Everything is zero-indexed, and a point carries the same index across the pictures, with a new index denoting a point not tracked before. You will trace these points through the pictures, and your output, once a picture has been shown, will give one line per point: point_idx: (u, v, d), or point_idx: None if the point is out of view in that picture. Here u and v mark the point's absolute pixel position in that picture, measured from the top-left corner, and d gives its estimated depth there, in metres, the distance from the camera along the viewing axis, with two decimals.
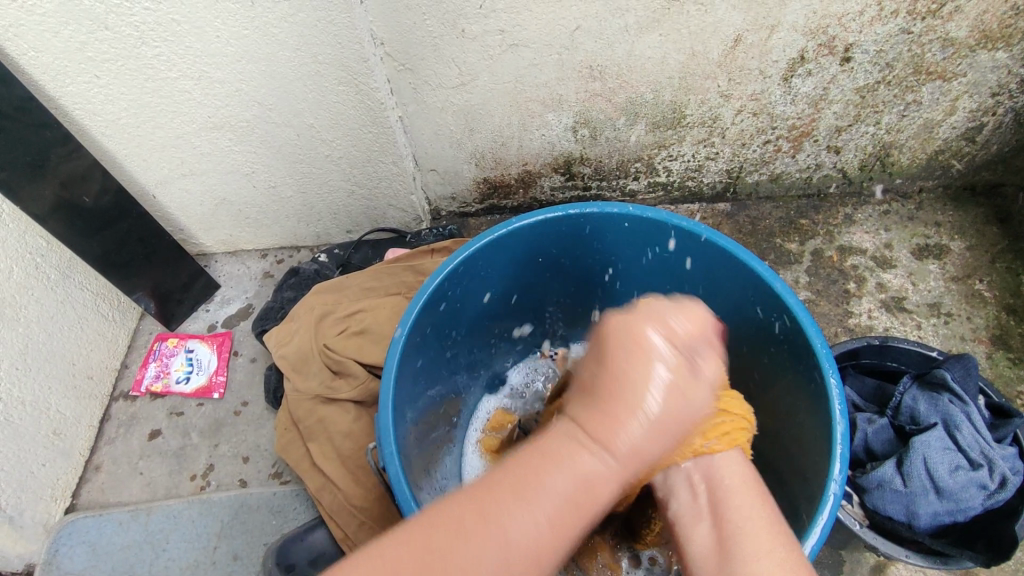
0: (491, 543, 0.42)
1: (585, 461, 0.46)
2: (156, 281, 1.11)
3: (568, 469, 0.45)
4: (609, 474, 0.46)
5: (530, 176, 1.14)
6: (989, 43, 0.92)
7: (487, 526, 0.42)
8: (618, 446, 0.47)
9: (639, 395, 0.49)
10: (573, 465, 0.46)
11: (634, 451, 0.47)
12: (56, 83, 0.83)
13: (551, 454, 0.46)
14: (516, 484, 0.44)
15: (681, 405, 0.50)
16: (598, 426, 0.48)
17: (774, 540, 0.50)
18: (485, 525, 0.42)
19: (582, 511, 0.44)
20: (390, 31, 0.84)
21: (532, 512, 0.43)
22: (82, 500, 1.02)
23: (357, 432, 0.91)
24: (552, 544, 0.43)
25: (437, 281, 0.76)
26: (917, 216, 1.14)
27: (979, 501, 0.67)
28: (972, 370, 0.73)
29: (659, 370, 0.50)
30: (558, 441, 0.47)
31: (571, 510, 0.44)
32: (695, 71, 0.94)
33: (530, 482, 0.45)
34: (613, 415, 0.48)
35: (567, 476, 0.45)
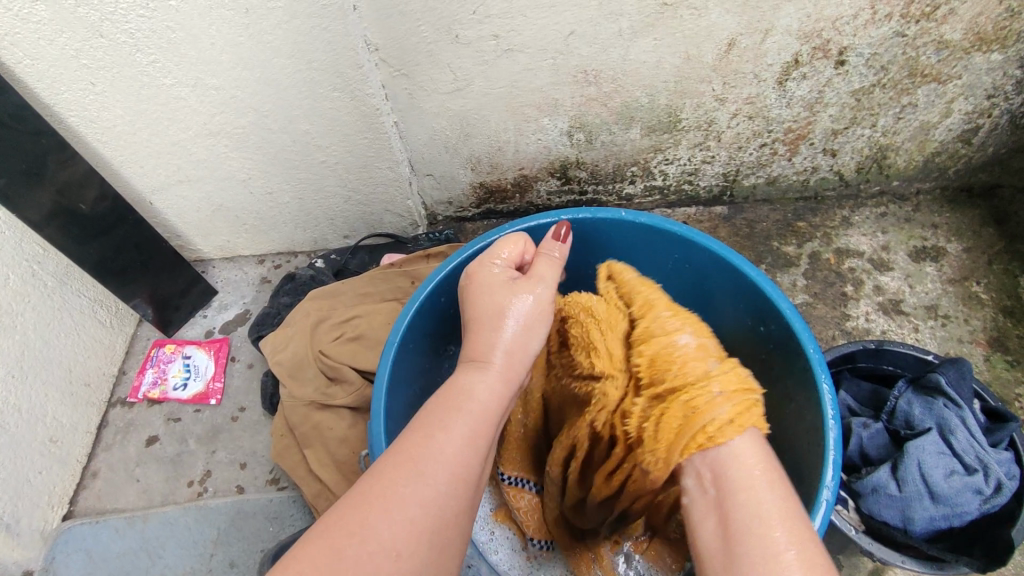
0: (430, 463, 0.46)
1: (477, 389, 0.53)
2: (153, 287, 1.11)
3: (463, 394, 0.53)
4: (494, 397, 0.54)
5: (527, 180, 1.14)
6: (983, 46, 0.92)
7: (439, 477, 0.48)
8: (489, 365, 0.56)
9: (492, 337, 0.58)
10: (469, 393, 0.53)
11: (494, 385, 0.55)
12: (51, 92, 0.84)
13: (453, 390, 0.53)
14: (429, 417, 0.50)
15: (528, 345, 0.59)
16: (477, 352, 0.58)
17: None
18: (423, 449, 0.47)
19: (483, 425, 0.51)
20: (384, 38, 0.85)
21: (447, 429, 0.49)
22: (79, 507, 1.02)
23: (353, 438, 0.91)
24: (466, 466, 0.47)
25: (430, 288, 0.76)
26: (914, 218, 1.14)
27: (974, 506, 0.67)
28: (967, 373, 0.72)
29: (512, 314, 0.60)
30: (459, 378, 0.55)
31: (476, 438, 0.50)
32: (690, 75, 0.94)
33: (446, 417, 0.50)
34: (482, 345, 0.58)
35: (469, 405, 0.52)
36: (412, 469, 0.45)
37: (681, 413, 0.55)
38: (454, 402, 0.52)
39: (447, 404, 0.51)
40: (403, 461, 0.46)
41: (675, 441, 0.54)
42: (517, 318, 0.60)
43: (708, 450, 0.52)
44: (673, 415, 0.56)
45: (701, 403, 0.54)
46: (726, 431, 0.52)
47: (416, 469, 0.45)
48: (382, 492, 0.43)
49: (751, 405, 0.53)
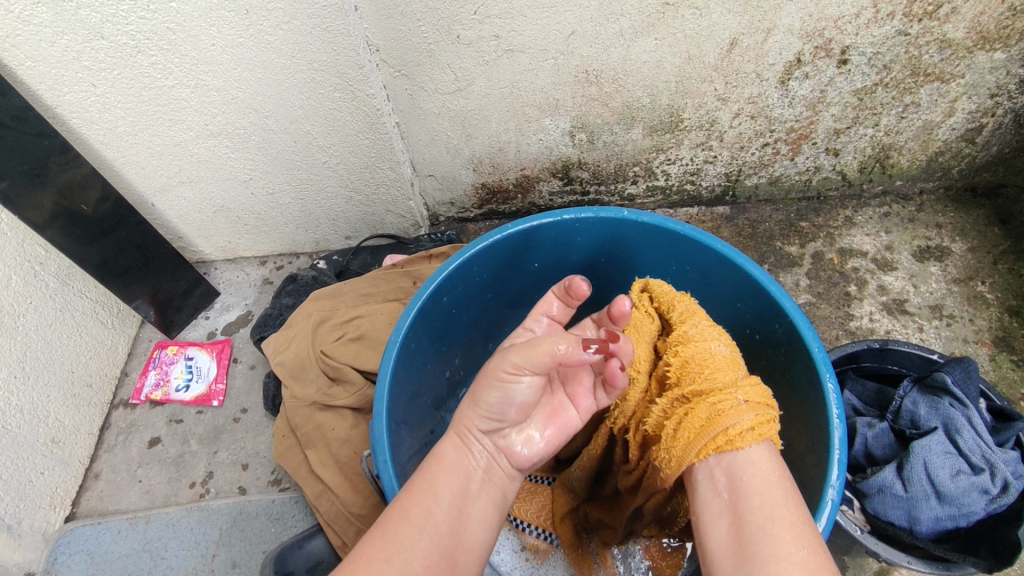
0: (429, 515, 0.58)
1: (460, 455, 0.64)
2: (155, 288, 1.11)
3: (450, 464, 0.63)
4: (473, 459, 0.64)
5: (529, 181, 1.14)
6: (986, 45, 0.92)
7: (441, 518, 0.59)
8: (475, 435, 0.65)
9: (482, 413, 0.65)
10: (454, 460, 0.63)
11: (471, 447, 0.64)
12: (53, 93, 0.84)
13: (446, 456, 0.64)
14: (426, 480, 0.61)
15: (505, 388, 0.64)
16: (467, 423, 0.65)
17: (797, 540, 0.51)
18: (421, 505, 0.58)
19: (467, 489, 0.62)
20: (385, 38, 0.85)
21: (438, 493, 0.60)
22: (80, 508, 1.02)
23: (354, 438, 0.91)
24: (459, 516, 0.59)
25: (432, 288, 0.76)
26: (918, 218, 1.14)
27: (981, 506, 0.66)
28: (973, 373, 0.72)
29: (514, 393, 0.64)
30: (447, 444, 0.65)
31: (466, 494, 0.61)
32: (691, 74, 0.94)
33: (438, 481, 0.61)
34: (473, 418, 0.65)
35: (451, 470, 0.62)
36: (415, 522, 0.57)
37: (706, 415, 0.60)
38: (440, 469, 0.62)
39: (442, 471, 0.62)
40: (405, 518, 0.57)
41: (695, 441, 0.60)
42: (517, 398, 0.64)
43: (726, 451, 0.59)
44: (697, 415, 0.61)
45: (726, 408, 0.60)
46: (746, 437, 0.58)
47: (412, 520, 0.57)
48: (390, 538, 0.56)
49: (771, 418, 0.60)
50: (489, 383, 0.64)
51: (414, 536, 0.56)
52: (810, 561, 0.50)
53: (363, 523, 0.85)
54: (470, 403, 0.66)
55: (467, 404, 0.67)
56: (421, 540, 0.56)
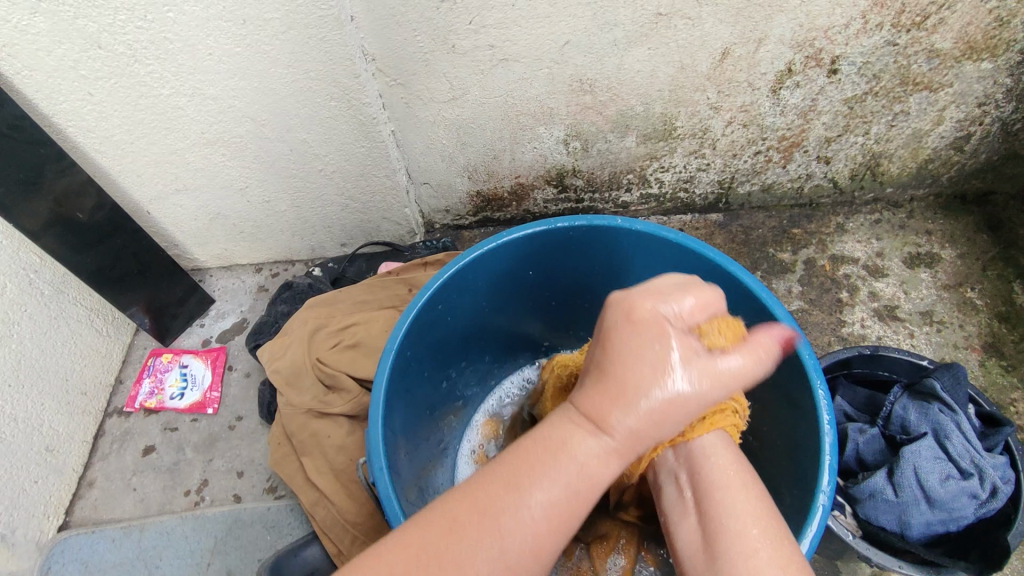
0: (504, 534, 0.46)
1: (584, 446, 0.49)
2: (150, 296, 1.11)
3: (576, 461, 0.48)
4: (608, 454, 0.49)
5: (524, 188, 1.14)
6: (974, 55, 0.93)
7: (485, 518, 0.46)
8: (617, 427, 0.50)
9: (627, 406, 0.50)
10: (576, 450, 0.49)
11: (633, 434, 0.50)
12: (49, 102, 0.84)
13: (556, 443, 0.49)
14: (510, 478, 0.48)
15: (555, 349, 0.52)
16: (597, 408, 0.51)
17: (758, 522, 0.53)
18: (488, 521, 0.46)
19: (581, 493, 0.48)
20: (381, 47, 0.85)
21: (529, 494, 0.47)
22: (74, 517, 1.01)
23: (350, 445, 0.91)
24: (551, 530, 0.47)
25: (428, 295, 0.76)
26: (909, 225, 1.15)
27: (971, 510, 0.67)
28: (961, 379, 0.73)
29: (675, 379, 0.50)
30: (561, 430, 0.50)
31: (572, 498, 0.48)
32: (683, 83, 0.95)
33: (518, 478, 0.48)
34: (615, 406, 0.50)
35: (568, 464, 0.48)
36: (485, 536, 0.45)
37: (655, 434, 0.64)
38: (551, 459, 0.49)
39: (535, 463, 0.49)
40: (462, 535, 0.45)
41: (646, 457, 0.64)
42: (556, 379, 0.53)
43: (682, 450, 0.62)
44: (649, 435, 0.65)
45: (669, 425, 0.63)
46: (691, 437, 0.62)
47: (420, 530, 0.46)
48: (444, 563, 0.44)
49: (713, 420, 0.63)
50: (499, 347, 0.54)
51: (477, 558, 0.45)
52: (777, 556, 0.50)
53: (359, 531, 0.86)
54: (604, 392, 0.51)
55: (594, 387, 0.52)
56: (495, 568, 0.45)
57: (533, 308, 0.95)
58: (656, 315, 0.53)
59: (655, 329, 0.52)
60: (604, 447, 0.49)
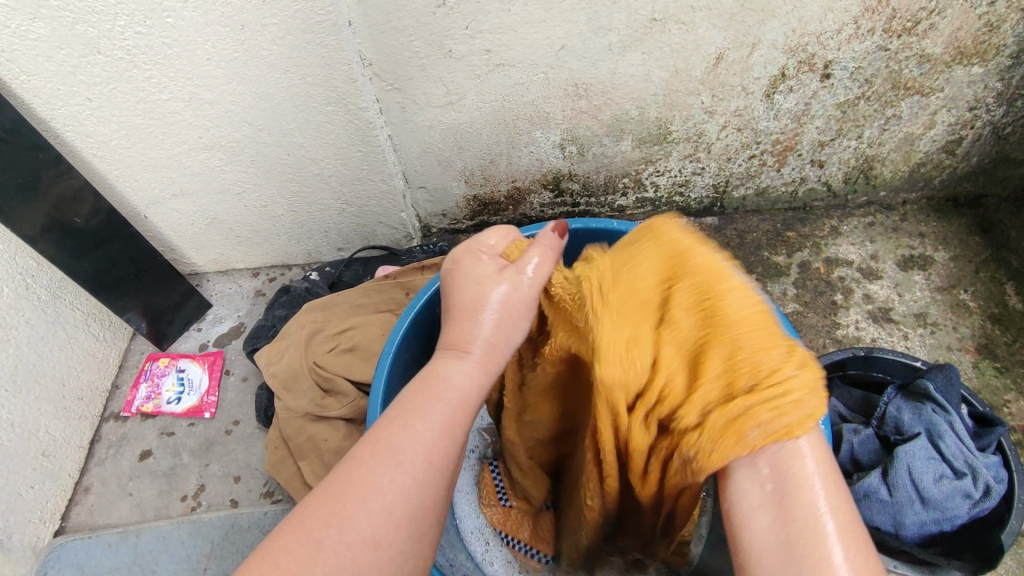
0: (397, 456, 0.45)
1: (453, 373, 0.50)
2: (147, 301, 1.12)
3: (444, 379, 0.49)
4: (474, 372, 0.50)
5: (520, 192, 1.15)
6: (964, 59, 0.94)
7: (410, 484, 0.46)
8: (468, 342, 0.51)
9: (479, 320, 0.52)
10: (447, 375, 0.49)
11: (487, 343, 0.52)
12: (47, 107, 0.85)
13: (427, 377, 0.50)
14: (401, 408, 0.48)
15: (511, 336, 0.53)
16: (460, 335, 0.52)
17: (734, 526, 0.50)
18: (373, 463, 0.44)
19: (460, 412, 0.48)
20: (378, 52, 0.86)
21: (409, 422, 0.46)
22: (70, 523, 1.01)
23: (347, 449, 0.91)
24: (436, 457, 0.46)
25: (426, 298, 0.77)
26: (902, 228, 1.16)
27: (964, 510, 0.68)
28: (954, 379, 0.73)
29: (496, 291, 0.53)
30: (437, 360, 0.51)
31: (450, 427, 0.47)
32: (678, 88, 0.96)
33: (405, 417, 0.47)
34: (466, 323, 0.52)
35: (444, 396, 0.48)
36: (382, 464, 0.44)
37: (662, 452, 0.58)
38: (431, 394, 0.48)
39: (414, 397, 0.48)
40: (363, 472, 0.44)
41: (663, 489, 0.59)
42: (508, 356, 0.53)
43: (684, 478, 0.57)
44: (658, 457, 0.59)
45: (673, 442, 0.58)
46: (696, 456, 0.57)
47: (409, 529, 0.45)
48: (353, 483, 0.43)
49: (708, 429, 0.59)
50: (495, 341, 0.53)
51: (384, 475, 0.44)
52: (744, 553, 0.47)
53: None
54: (456, 314, 0.53)
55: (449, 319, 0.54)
56: (401, 468, 0.44)
57: None
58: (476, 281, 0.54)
59: (491, 262, 0.56)
60: (469, 365, 0.50)
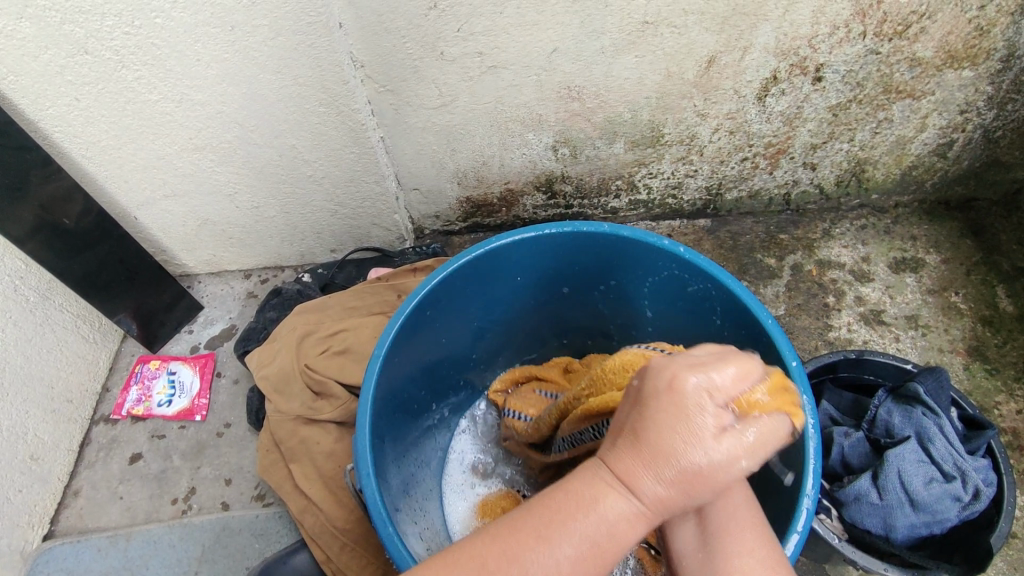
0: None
1: (609, 503, 0.44)
2: (137, 302, 1.11)
3: (598, 515, 0.44)
4: (637, 519, 0.44)
5: (513, 194, 1.15)
6: (955, 63, 0.95)
7: (510, 566, 0.43)
8: (645, 491, 0.43)
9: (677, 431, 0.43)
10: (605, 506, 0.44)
11: (661, 499, 0.43)
12: (36, 107, 0.84)
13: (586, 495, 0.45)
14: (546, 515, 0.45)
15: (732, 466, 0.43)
16: (623, 463, 0.45)
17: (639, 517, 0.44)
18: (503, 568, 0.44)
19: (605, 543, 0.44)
20: (370, 54, 0.85)
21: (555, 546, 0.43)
22: (59, 526, 1.01)
23: (338, 452, 0.91)
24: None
25: (416, 301, 0.76)
26: (894, 230, 1.16)
27: (954, 513, 0.68)
28: (944, 382, 0.74)
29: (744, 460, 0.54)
30: (585, 481, 0.45)
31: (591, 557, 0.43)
32: (671, 91, 0.96)
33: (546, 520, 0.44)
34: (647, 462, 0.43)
35: (593, 518, 0.44)
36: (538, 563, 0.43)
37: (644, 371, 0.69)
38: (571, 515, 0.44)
39: (560, 503, 0.45)
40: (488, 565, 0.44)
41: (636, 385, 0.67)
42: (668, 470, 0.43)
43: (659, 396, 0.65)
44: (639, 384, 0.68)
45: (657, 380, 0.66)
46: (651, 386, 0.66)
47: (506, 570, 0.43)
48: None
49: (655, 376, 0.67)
50: (666, 437, 0.43)
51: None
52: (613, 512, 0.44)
53: (347, 537, 0.85)
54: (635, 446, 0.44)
55: (621, 444, 0.45)
56: None
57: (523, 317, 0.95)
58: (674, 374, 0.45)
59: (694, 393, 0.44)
60: (633, 510, 0.44)
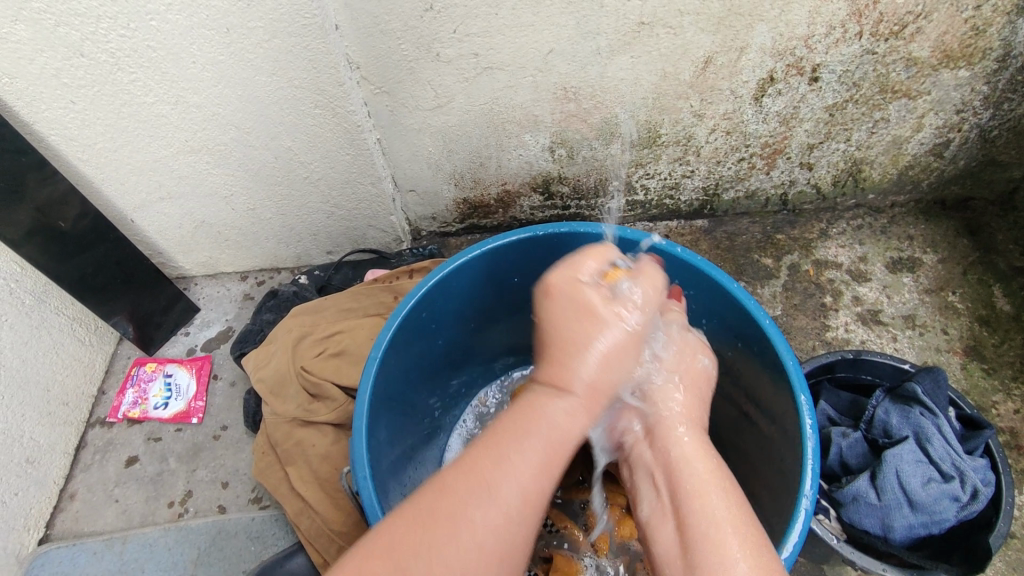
0: (460, 537, 0.47)
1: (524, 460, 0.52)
2: (134, 305, 1.10)
3: (515, 468, 0.51)
4: (541, 468, 0.53)
5: (509, 195, 1.15)
6: (950, 63, 0.95)
7: (446, 529, 0.47)
8: (552, 422, 0.55)
9: (548, 417, 0.56)
10: (544, 412, 0.56)
11: (556, 438, 0.55)
12: (30, 109, 0.83)
13: (499, 449, 0.53)
14: (435, 514, 0.48)
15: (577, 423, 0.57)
16: (535, 409, 0.56)
17: (530, 500, 0.51)
18: (436, 529, 0.47)
19: (535, 498, 0.51)
20: (366, 55, 0.85)
21: (478, 503, 0.49)
22: (55, 530, 1.00)
23: (334, 454, 0.91)
24: (508, 525, 0.49)
25: (413, 302, 0.76)
26: (891, 230, 1.16)
27: (953, 513, 0.68)
28: (941, 382, 0.73)
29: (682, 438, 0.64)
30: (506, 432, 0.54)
31: (546, 463, 0.53)
32: (667, 91, 0.96)
33: (502, 452, 0.52)
34: (564, 367, 0.59)
35: (543, 428, 0.55)
36: (475, 506, 0.49)
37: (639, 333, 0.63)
38: (492, 475, 0.51)
39: (487, 458, 0.52)
40: (424, 527, 0.47)
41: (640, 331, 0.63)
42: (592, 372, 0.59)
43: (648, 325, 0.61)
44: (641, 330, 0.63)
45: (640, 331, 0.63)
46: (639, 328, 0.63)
47: (453, 527, 0.47)
48: (423, 542, 0.46)
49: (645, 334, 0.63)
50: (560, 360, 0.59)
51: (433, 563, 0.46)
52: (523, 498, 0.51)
53: (343, 540, 0.85)
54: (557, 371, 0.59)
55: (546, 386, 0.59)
56: (480, 547, 0.47)
57: (519, 317, 0.95)
58: (571, 281, 0.63)
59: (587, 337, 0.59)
60: (537, 460, 0.53)
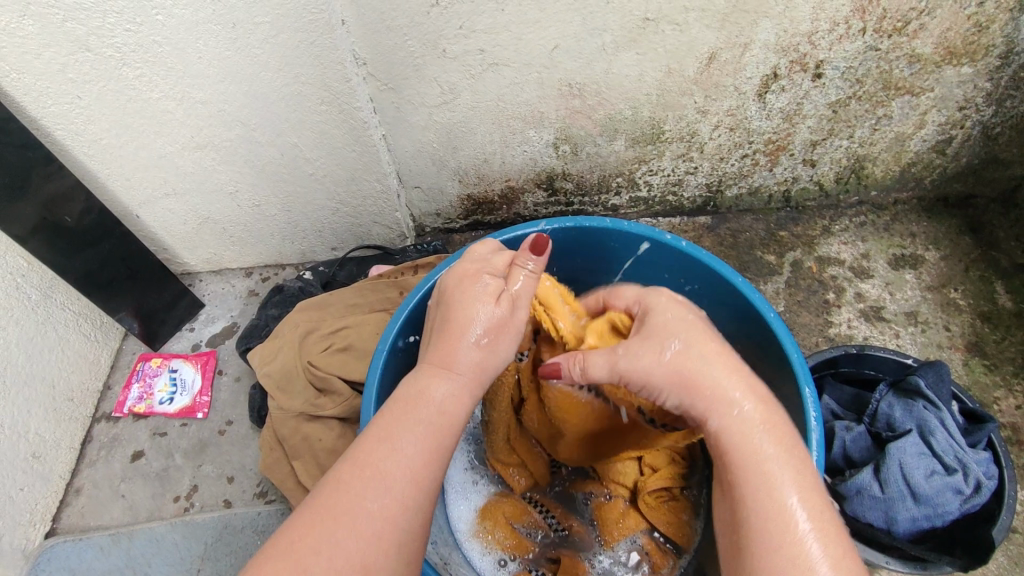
0: (363, 493, 0.47)
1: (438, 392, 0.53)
2: (139, 300, 1.11)
3: (432, 404, 0.52)
4: (459, 394, 0.54)
5: (513, 192, 1.15)
6: (954, 60, 0.95)
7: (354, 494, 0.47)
8: (459, 365, 0.55)
9: (457, 346, 0.56)
10: (431, 393, 0.53)
11: (472, 366, 0.56)
12: (38, 105, 0.84)
13: (409, 394, 0.53)
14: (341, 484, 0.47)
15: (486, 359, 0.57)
16: (449, 355, 0.55)
17: (432, 439, 0.51)
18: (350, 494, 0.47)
19: (440, 431, 0.51)
20: (372, 51, 0.85)
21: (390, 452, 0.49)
22: (61, 525, 1.01)
23: (340, 449, 0.91)
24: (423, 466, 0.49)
25: (419, 297, 0.77)
26: (893, 227, 1.16)
27: (955, 506, 0.68)
28: (945, 377, 0.74)
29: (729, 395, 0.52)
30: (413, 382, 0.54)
31: (433, 436, 0.51)
32: (671, 88, 0.96)
33: (392, 424, 0.51)
34: (455, 343, 0.56)
35: (427, 406, 0.52)
36: (374, 486, 0.47)
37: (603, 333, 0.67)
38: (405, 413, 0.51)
39: (397, 413, 0.52)
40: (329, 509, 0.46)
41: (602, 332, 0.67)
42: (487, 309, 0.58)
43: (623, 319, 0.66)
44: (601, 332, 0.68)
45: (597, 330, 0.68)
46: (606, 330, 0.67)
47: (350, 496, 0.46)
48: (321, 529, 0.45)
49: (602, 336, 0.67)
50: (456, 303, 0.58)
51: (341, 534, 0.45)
52: (422, 445, 0.50)
53: None
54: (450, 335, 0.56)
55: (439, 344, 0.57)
56: (388, 492, 0.47)
57: None
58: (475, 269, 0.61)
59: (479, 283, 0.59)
60: (455, 387, 0.54)
